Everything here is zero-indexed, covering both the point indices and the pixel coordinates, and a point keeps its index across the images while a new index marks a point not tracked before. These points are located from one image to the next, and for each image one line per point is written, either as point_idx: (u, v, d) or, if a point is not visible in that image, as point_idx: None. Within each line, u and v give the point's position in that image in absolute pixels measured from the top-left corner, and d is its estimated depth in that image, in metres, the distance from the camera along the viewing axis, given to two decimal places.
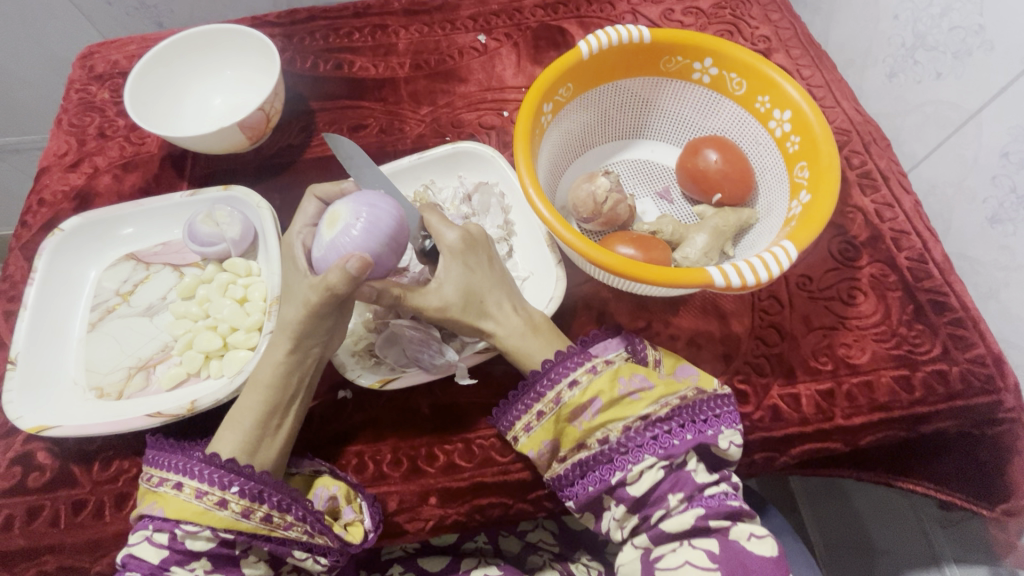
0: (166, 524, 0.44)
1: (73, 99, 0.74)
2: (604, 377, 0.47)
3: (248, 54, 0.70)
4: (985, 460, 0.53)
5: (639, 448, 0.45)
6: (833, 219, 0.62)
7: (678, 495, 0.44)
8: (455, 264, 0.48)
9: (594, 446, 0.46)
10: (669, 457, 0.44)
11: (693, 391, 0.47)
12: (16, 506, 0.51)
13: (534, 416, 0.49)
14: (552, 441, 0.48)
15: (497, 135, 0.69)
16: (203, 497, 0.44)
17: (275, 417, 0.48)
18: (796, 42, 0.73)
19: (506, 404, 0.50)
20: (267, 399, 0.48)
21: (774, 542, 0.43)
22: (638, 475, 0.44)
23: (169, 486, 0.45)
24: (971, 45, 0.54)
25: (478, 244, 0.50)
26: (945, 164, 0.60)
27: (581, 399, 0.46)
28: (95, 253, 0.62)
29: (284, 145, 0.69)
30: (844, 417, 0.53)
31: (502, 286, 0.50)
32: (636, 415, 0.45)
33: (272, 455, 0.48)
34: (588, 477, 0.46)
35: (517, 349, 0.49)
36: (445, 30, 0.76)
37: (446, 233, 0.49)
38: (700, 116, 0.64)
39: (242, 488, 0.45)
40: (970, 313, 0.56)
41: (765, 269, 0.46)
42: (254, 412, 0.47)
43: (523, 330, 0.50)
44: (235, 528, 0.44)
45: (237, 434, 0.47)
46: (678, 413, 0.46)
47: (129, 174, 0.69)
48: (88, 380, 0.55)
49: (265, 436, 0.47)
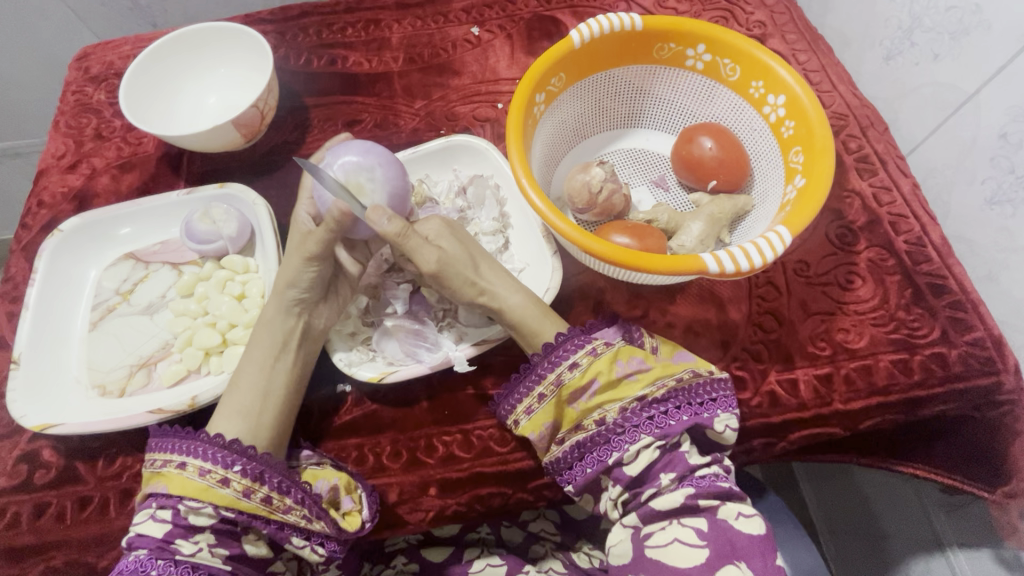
0: (169, 501, 0.44)
1: (70, 101, 0.75)
2: (603, 359, 0.47)
3: (241, 50, 0.70)
4: (985, 442, 0.53)
5: (635, 429, 0.45)
6: (831, 205, 0.62)
7: (670, 475, 0.44)
8: (446, 240, 0.52)
9: (591, 427, 0.46)
10: (666, 437, 0.44)
11: (690, 374, 0.47)
12: (23, 503, 0.52)
13: (535, 399, 0.49)
14: (552, 423, 0.48)
15: (492, 128, 0.69)
16: (206, 475, 0.45)
17: (264, 381, 0.50)
18: (792, 27, 0.72)
19: (507, 389, 0.51)
20: (261, 360, 0.51)
21: (761, 520, 0.43)
22: (635, 454, 0.44)
23: (172, 465, 0.46)
24: (967, 25, 0.54)
25: (459, 231, 0.54)
26: (944, 146, 0.60)
27: (581, 380, 0.47)
28: (94, 253, 0.62)
29: (280, 141, 0.69)
30: (843, 402, 0.53)
31: (493, 262, 0.54)
32: (632, 397, 0.46)
33: (267, 423, 0.49)
34: (586, 458, 0.46)
35: (525, 313, 0.51)
36: (438, 23, 0.76)
37: (427, 222, 0.53)
38: (696, 104, 0.64)
39: (244, 468, 0.46)
40: (969, 295, 0.55)
41: (759, 255, 0.46)
42: (252, 376, 0.50)
43: (528, 296, 0.52)
44: (236, 506, 0.44)
45: (233, 407, 0.49)
46: (674, 396, 0.46)
47: (127, 174, 0.69)
48: (91, 378, 0.55)
49: (257, 403, 0.49)
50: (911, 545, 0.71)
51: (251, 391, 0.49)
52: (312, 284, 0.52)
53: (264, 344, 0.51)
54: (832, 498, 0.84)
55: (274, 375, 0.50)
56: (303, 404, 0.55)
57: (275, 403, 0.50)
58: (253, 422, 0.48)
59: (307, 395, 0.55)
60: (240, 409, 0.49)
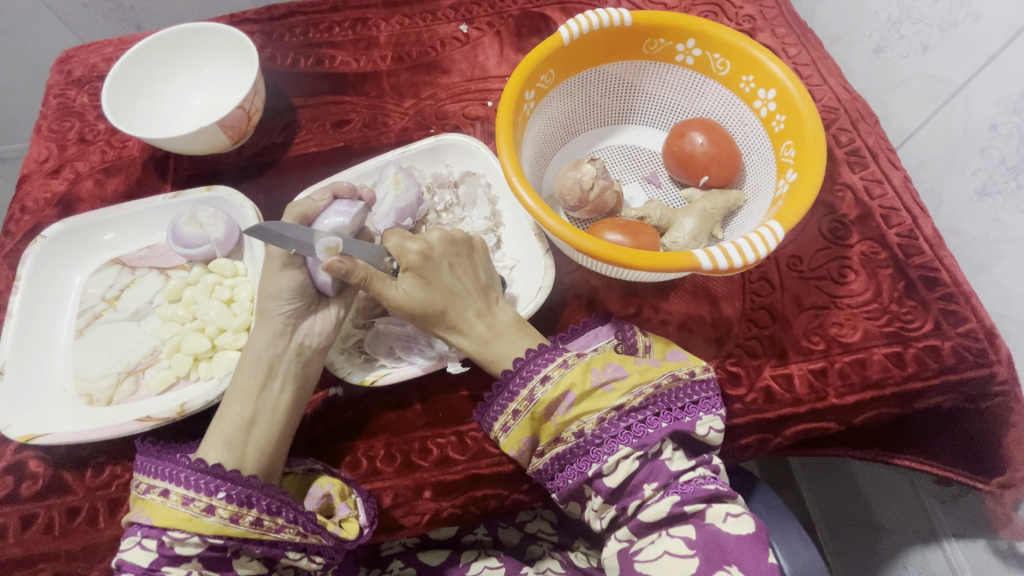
0: (153, 531, 0.44)
1: (53, 104, 0.73)
2: (577, 370, 0.46)
3: (227, 50, 0.69)
4: (977, 433, 0.53)
5: (614, 439, 0.45)
6: (822, 198, 0.62)
7: (653, 485, 0.44)
8: (412, 277, 0.49)
9: (570, 440, 0.46)
10: (645, 447, 0.44)
11: (669, 379, 0.47)
12: (11, 515, 0.51)
13: (510, 416, 0.48)
14: (530, 438, 0.48)
15: (482, 126, 0.69)
16: (190, 504, 0.44)
17: (249, 409, 0.49)
18: (781, 21, 0.72)
19: (484, 405, 0.50)
20: (253, 384, 0.50)
21: (750, 519, 0.43)
22: (614, 465, 0.44)
23: (155, 493, 0.45)
24: (956, 17, 0.54)
25: (436, 260, 0.50)
26: (935, 138, 0.60)
27: (554, 394, 0.46)
28: (79, 259, 0.61)
29: (267, 143, 0.68)
30: (838, 396, 0.53)
31: (459, 294, 0.50)
32: (609, 406, 0.45)
33: (258, 450, 0.48)
34: (567, 470, 0.46)
35: (483, 351, 0.50)
36: (426, 21, 0.75)
37: (406, 247, 0.49)
38: (686, 99, 0.64)
39: (230, 493, 0.45)
40: (961, 288, 0.56)
41: (752, 250, 0.46)
42: (238, 404, 0.49)
43: (485, 338, 0.50)
44: (224, 533, 0.44)
45: (225, 434, 0.48)
46: (652, 402, 0.46)
47: (112, 178, 0.68)
48: (77, 387, 0.54)
49: (245, 428, 0.48)
50: (907, 536, 0.71)
51: (237, 418, 0.48)
52: (298, 293, 0.51)
53: (251, 367, 0.50)
54: (828, 492, 0.84)
55: (263, 403, 0.49)
56: None
57: (262, 433, 0.48)
58: (240, 450, 0.47)
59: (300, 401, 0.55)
60: (224, 436, 0.48)
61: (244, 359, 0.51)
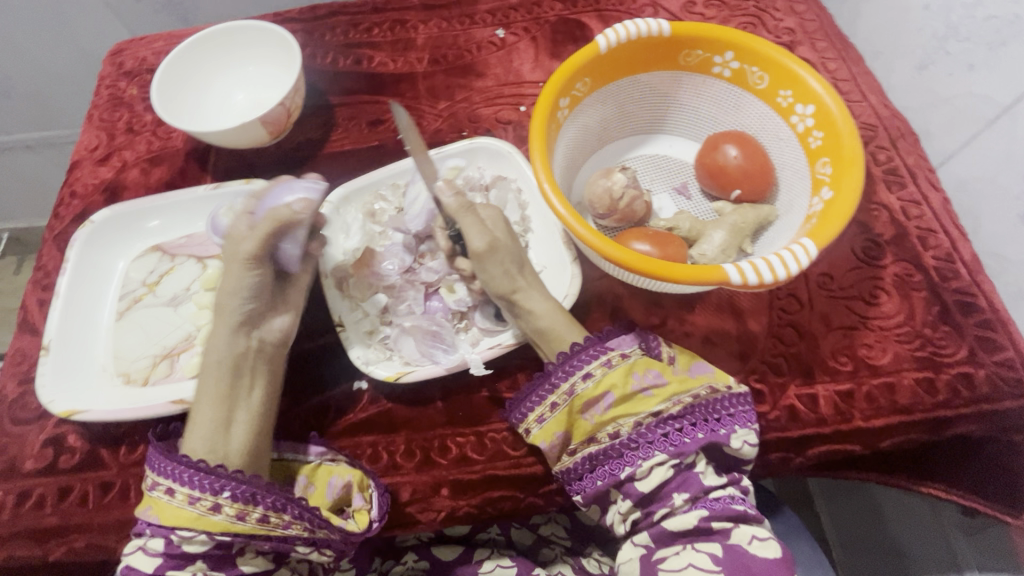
0: (161, 530, 0.45)
1: (104, 95, 0.76)
2: (619, 371, 0.46)
3: (270, 48, 0.71)
4: (1009, 466, 0.52)
5: (649, 446, 0.45)
6: (856, 216, 0.60)
7: (683, 495, 0.44)
8: (501, 226, 0.54)
9: (604, 440, 0.46)
10: (680, 456, 0.44)
11: (707, 391, 0.47)
12: (49, 485, 0.53)
13: (546, 408, 0.48)
14: (564, 433, 0.47)
15: (514, 130, 0.69)
16: (196, 503, 0.45)
17: (223, 412, 0.49)
18: (821, 34, 0.71)
19: (518, 397, 0.50)
20: (222, 386, 0.50)
21: (777, 543, 0.43)
22: (648, 471, 0.44)
23: (161, 492, 0.46)
24: (1006, 36, 0.53)
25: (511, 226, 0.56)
26: (977, 160, 0.58)
27: (595, 392, 0.46)
28: (123, 244, 0.64)
29: (304, 139, 0.70)
30: (863, 419, 0.52)
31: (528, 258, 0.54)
32: (648, 412, 0.45)
33: (239, 449, 0.48)
34: (596, 471, 0.46)
35: (553, 307, 0.51)
36: (464, 25, 0.76)
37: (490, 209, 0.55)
38: (722, 112, 0.63)
39: (234, 492, 0.45)
40: (999, 315, 0.54)
41: (783, 267, 0.45)
42: (206, 409, 0.49)
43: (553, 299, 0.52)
44: (230, 530, 0.45)
45: (202, 437, 0.48)
46: (690, 412, 0.45)
47: (156, 168, 0.71)
48: (116, 367, 0.57)
49: (222, 429, 0.49)
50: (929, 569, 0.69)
51: (211, 422, 0.49)
52: (255, 291, 0.53)
53: (217, 372, 0.51)
54: (847, 516, 0.83)
55: (234, 403, 0.50)
56: (320, 400, 0.56)
57: (240, 431, 0.49)
58: (223, 452, 0.48)
59: (326, 392, 0.56)
60: (201, 441, 0.48)
61: (205, 362, 0.52)
